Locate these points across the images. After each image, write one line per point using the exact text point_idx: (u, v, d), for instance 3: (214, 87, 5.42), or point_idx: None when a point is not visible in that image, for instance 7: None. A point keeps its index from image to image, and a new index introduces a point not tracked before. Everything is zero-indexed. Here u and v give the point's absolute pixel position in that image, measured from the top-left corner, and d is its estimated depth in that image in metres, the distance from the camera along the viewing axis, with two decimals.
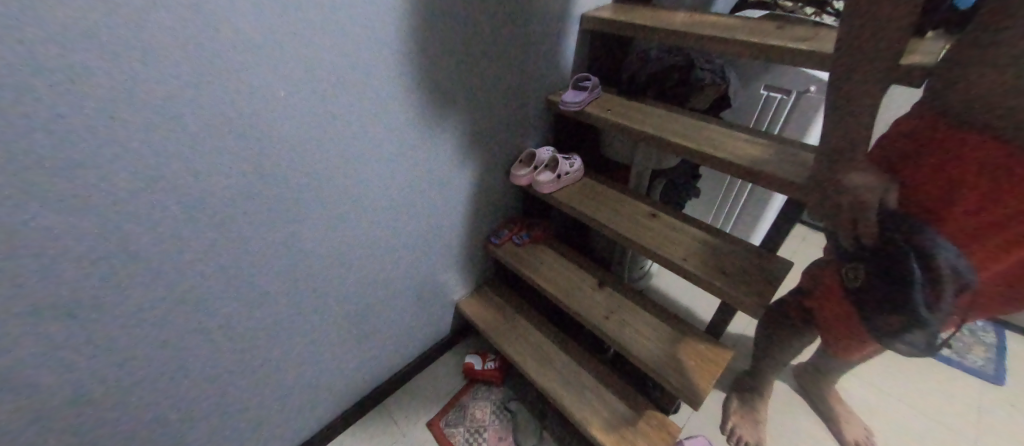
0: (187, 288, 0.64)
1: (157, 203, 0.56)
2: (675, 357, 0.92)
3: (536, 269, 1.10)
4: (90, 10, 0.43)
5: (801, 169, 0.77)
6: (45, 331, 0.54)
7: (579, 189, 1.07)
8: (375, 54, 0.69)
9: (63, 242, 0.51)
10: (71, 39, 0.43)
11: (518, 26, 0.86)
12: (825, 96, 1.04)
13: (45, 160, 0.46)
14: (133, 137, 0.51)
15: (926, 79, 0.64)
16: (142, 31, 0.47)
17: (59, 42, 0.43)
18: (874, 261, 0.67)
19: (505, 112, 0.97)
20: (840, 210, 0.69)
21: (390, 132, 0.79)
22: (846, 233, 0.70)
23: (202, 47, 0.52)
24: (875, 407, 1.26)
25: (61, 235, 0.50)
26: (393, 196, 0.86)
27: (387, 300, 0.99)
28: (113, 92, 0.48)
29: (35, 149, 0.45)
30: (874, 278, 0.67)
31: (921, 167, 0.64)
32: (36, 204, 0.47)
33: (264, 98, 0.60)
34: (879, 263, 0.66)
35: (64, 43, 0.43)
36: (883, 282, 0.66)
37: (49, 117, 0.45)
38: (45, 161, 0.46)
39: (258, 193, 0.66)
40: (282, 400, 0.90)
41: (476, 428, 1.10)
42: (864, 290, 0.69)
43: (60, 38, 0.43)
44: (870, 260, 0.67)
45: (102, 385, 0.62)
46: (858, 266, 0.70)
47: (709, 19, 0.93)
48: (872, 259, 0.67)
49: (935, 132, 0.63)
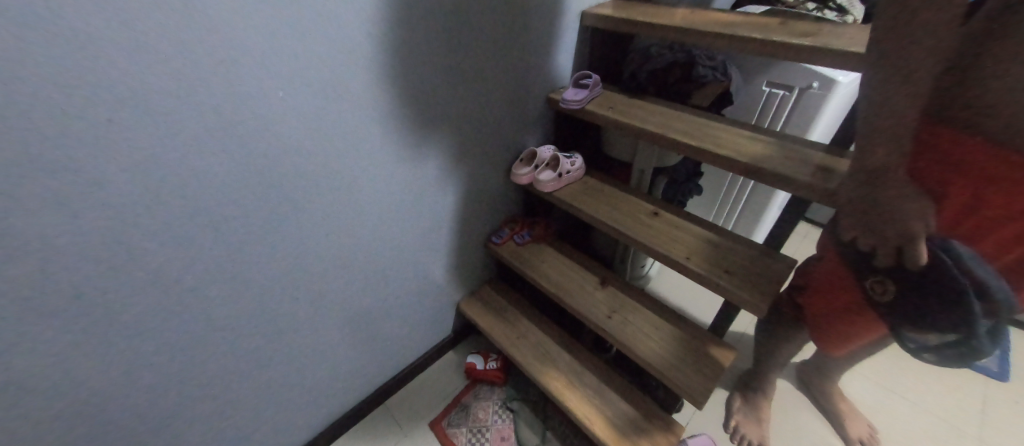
0: (180, 312, 0.63)
1: (145, 229, 0.54)
2: (677, 357, 0.89)
3: (537, 269, 1.07)
4: (56, 35, 0.40)
5: (812, 170, 0.71)
6: (42, 360, 0.54)
7: (581, 188, 1.03)
8: (367, 59, 0.64)
9: (51, 274, 0.49)
10: (37, 66, 0.40)
11: (512, 22, 0.80)
12: (828, 93, 0.96)
13: (22, 193, 0.44)
14: (109, 164, 0.48)
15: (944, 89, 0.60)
16: (104, 53, 0.43)
17: (26, 73, 0.40)
18: (910, 279, 0.65)
19: (502, 113, 0.92)
20: (890, 242, 0.63)
21: (386, 139, 0.75)
22: (885, 257, 0.65)
23: (175, 65, 0.48)
24: (887, 403, 1.16)
25: (43, 272, 0.49)
26: (390, 204, 0.83)
27: (385, 305, 0.98)
28: (80, 120, 0.44)
29: (13, 185, 0.43)
30: (911, 295, 0.66)
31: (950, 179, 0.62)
32: (21, 239, 0.46)
33: (250, 117, 0.56)
34: (918, 281, 0.64)
35: (20, 73, 0.39)
36: (927, 301, 0.65)
37: (20, 149, 0.42)
38: (22, 194, 0.44)
39: (251, 213, 0.64)
40: (285, 404, 0.91)
41: (478, 428, 1.11)
42: (899, 305, 0.68)
43: (14, 69, 0.39)
44: (905, 278, 0.65)
45: (105, 404, 0.63)
46: (885, 280, 0.68)
47: (712, 15, 0.87)
48: (908, 277, 0.65)
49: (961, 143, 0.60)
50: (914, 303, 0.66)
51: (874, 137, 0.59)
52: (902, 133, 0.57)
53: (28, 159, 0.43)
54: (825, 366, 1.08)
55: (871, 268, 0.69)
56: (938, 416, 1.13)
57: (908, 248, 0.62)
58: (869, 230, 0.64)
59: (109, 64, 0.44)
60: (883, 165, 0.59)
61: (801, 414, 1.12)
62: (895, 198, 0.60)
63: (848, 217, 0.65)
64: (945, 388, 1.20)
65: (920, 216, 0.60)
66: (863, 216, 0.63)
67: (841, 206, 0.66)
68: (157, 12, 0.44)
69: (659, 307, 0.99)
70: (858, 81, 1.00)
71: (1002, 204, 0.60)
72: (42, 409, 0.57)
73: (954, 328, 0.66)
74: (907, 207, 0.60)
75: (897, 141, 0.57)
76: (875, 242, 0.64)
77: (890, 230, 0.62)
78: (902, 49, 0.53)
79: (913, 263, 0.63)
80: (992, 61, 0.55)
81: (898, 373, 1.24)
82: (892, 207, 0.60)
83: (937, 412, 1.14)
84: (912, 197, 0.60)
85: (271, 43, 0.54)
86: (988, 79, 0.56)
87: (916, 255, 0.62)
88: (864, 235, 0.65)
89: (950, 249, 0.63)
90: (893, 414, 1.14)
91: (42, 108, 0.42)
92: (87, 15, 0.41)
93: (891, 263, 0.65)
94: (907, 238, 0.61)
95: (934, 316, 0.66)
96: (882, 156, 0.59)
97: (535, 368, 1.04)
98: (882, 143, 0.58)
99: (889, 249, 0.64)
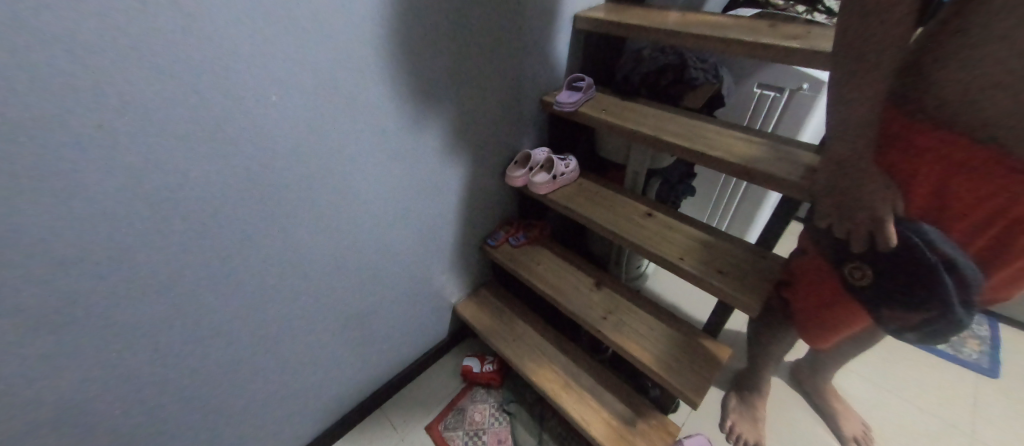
0: (177, 315, 0.63)
1: (141, 233, 0.54)
2: (671, 357, 0.89)
3: (531, 270, 1.08)
4: (57, 40, 0.40)
5: (801, 170, 0.72)
6: (41, 363, 0.53)
7: (576, 190, 1.03)
8: (363, 60, 0.65)
9: (50, 278, 0.49)
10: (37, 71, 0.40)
11: (506, 25, 0.81)
12: (818, 94, 0.97)
13: (21, 197, 0.44)
14: (108, 168, 0.48)
15: (915, 86, 0.61)
16: (104, 58, 0.43)
17: (27, 78, 0.40)
18: (885, 263, 0.65)
19: (496, 116, 0.92)
20: (862, 228, 0.64)
21: (382, 142, 0.75)
22: (858, 240, 0.66)
23: (172, 68, 0.48)
24: (881, 401, 1.17)
25: (41, 275, 0.48)
26: (385, 207, 0.83)
27: (380, 307, 0.98)
28: (71, 125, 0.44)
29: (13, 188, 0.43)
30: (885, 276, 0.66)
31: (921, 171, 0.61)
32: (18, 244, 0.45)
33: (243, 121, 0.56)
34: (891, 262, 0.64)
35: (10, 77, 0.39)
36: (899, 280, 0.65)
37: (20, 153, 0.42)
38: (21, 198, 0.44)
39: (245, 217, 0.63)
40: (283, 406, 0.91)
41: (475, 430, 1.11)
42: (876, 289, 0.68)
43: (17, 75, 0.39)
44: (878, 261, 0.66)
45: (105, 406, 0.62)
46: (862, 266, 0.68)
47: (701, 18, 0.88)
48: (881, 261, 0.65)
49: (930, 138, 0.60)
50: (889, 285, 0.66)
51: (840, 130, 0.62)
52: (868, 123, 0.59)
53: (22, 164, 0.43)
54: (819, 365, 1.08)
55: (847, 255, 0.69)
56: (932, 415, 1.14)
57: (879, 231, 0.63)
58: (841, 216, 0.66)
59: (99, 70, 0.43)
60: (849, 154, 0.62)
61: (796, 414, 1.13)
62: (864, 187, 0.62)
63: (824, 207, 0.67)
64: (939, 386, 1.21)
65: (888, 199, 0.62)
66: (837, 206, 0.65)
67: (821, 201, 0.67)
68: (147, 18, 0.44)
69: (654, 307, 1.00)
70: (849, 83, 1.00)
71: (972, 194, 0.59)
72: (34, 416, 0.56)
73: (931, 307, 0.65)
74: (873, 192, 0.62)
75: (863, 130, 0.60)
76: (847, 228, 0.66)
77: (859, 215, 0.63)
78: (875, 50, 0.55)
79: (884, 245, 0.64)
80: (961, 59, 0.56)
81: (892, 372, 1.24)
82: (862, 193, 0.62)
83: (930, 411, 1.15)
84: (878, 182, 0.62)
85: (263, 46, 0.54)
86: (948, 70, 0.57)
87: (886, 237, 0.63)
88: (839, 221, 0.67)
89: (919, 231, 0.62)
90: (886, 410, 1.15)
91: (35, 114, 0.42)
92: (77, 20, 0.41)
93: (864, 247, 0.66)
94: (875, 221, 0.62)
95: (912, 296, 0.65)
96: (849, 146, 0.61)
97: (529, 370, 1.04)
98: (850, 134, 0.61)
99: (860, 235, 0.65)
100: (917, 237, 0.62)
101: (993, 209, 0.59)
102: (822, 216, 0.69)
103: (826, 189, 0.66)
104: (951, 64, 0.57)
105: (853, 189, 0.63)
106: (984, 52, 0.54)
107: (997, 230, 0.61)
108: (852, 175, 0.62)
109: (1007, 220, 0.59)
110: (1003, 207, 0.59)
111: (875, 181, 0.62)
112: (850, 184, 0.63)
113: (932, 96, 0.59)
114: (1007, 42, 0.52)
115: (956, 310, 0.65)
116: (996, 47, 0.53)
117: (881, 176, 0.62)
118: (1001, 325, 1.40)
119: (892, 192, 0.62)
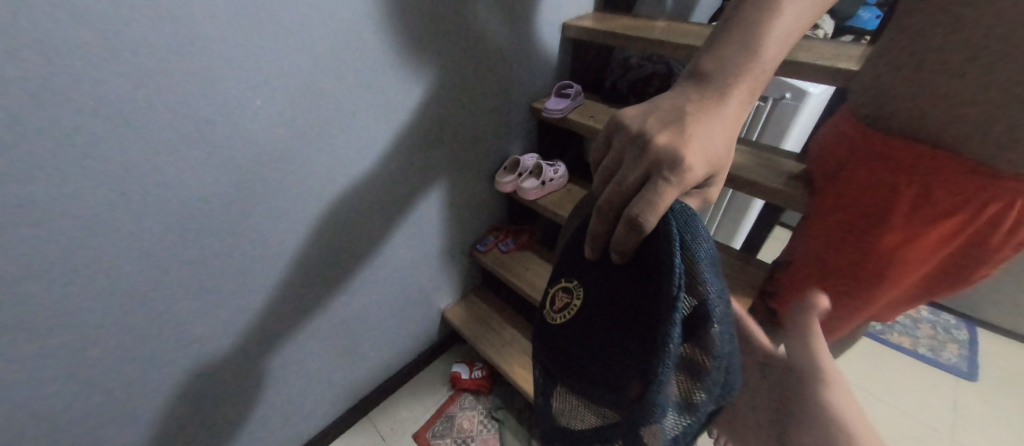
0: (166, 315, 0.63)
1: (132, 231, 0.55)
2: None
3: (520, 275, 1.08)
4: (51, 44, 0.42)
5: (781, 177, 0.74)
6: (36, 355, 0.54)
7: (565, 195, 1.04)
8: (357, 61, 0.66)
9: (45, 269, 0.50)
10: (32, 71, 0.42)
11: (493, 33, 0.82)
12: (802, 104, 0.95)
13: (21, 190, 0.45)
14: (98, 168, 0.49)
15: (867, 103, 0.60)
16: (98, 63, 0.45)
17: (27, 81, 0.42)
18: (614, 274, 0.44)
19: (486, 121, 0.93)
20: (637, 172, 0.41)
21: (373, 143, 0.75)
22: (602, 215, 0.43)
23: (153, 72, 0.48)
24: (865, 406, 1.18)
25: (40, 267, 0.50)
26: (373, 212, 0.82)
27: (366, 315, 0.97)
28: (55, 126, 0.45)
29: (13, 182, 0.45)
30: (598, 299, 0.46)
31: (888, 186, 0.57)
32: (12, 235, 0.47)
33: (222, 122, 0.56)
34: (627, 284, 0.42)
35: (12, 82, 0.41)
36: (617, 318, 0.43)
37: (18, 149, 0.44)
38: (19, 191, 0.45)
39: (231, 217, 0.63)
40: (274, 408, 0.90)
41: (463, 438, 1.10)
42: (588, 317, 0.47)
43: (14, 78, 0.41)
44: (613, 271, 0.44)
45: (97, 398, 0.63)
46: (582, 287, 0.49)
47: (686, 27, 0.90)
48: (625, 277, 0.43)
49: (896, 152, 0.56)
50: (605, 316, 0.44)
51: (716, 42, 0.46)
52: (756, 48, 0.44)
53: (16, 162, 0.44)
54: None
55: (596, 269, 0.48)
56: (914, 419, 1.16)
57: (666, 174, 0.39)
58: (628, 150, 0.42)
59: (76, 71, 0.44)
60: (721, 72, 0.43)
61: None
62: (693, 104, 0.43)
63: (622, 131, 0.44)
64: (920, 390, 1.23)
65: (710, 151, 0.40)
66: (638, 132, 0.42)
67: (633, 122, 0.43)
68: (117, 22, 0.44)
69: None
70: (832, 93, 1.03)
71: (941, 202, 0.55)
72: (9, 421, 0.56)
73: (604, 387, 0.42)
74: (704, 127, 0.41)
75: (747, 52, 0.43)
76: (625, 166, 0.42)
77: (655, 140, 0.40)
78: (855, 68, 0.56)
79: (635, 220, 0.39)
80: (916, 77, 0.55)
81: (875, 376, 1.26)
82: (681, 122, 0.41)
83: (913, 416, 1.16)
84: (719, 116, 0.42)
85: (241, 50, 0.54)
86: (911, 89, 0.55)
87: (645, 218, 0.38)
88: (610, 162, 0.44)
89: (689, 221, 0.38)
90: (869, 414, 1.16)
91: (31, 114, 0.43)
92: (52, 23, 0.41)
93: (610, 217, 0.43)
94: (654, 164, 0.40)
95: (597, 339, 0.45)
96: (727, 63, 0.43)
97: (517, 375, 1.04)
98: (729, 48, 0.44)
99: (620, 192, 0.42)
100: (677, 228, 0.37)
101: (957, 223, 0.56)
102: (605, 131, 0.46)
103: (654, 104, 0.44)
104: (903, 82, 0.56)
105: (673, 111, 0.43)
106: (954, 68, 0.51)
107: (964, 237, 0.57)
108: (695, 93, 0.43)
109: (976, 226, 0.56)
110: (967, 217, 0.55)
111: (716, 114, 0.42)
112: (681, 99, 0.43)
113: (897, 111, 0.57)
114: (985, 50, 0.49)
115: (620, 410, 0.39)
116: (952, 67, 0.51)
117: (733, 126, 0.43)
118: (980, 329, 1.43)
119: (728, 157, 0.42)
